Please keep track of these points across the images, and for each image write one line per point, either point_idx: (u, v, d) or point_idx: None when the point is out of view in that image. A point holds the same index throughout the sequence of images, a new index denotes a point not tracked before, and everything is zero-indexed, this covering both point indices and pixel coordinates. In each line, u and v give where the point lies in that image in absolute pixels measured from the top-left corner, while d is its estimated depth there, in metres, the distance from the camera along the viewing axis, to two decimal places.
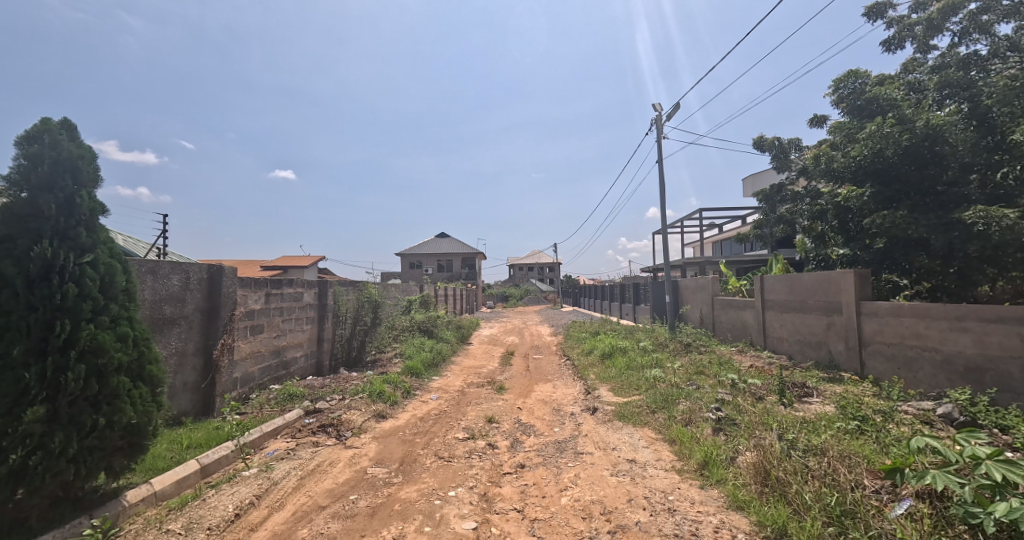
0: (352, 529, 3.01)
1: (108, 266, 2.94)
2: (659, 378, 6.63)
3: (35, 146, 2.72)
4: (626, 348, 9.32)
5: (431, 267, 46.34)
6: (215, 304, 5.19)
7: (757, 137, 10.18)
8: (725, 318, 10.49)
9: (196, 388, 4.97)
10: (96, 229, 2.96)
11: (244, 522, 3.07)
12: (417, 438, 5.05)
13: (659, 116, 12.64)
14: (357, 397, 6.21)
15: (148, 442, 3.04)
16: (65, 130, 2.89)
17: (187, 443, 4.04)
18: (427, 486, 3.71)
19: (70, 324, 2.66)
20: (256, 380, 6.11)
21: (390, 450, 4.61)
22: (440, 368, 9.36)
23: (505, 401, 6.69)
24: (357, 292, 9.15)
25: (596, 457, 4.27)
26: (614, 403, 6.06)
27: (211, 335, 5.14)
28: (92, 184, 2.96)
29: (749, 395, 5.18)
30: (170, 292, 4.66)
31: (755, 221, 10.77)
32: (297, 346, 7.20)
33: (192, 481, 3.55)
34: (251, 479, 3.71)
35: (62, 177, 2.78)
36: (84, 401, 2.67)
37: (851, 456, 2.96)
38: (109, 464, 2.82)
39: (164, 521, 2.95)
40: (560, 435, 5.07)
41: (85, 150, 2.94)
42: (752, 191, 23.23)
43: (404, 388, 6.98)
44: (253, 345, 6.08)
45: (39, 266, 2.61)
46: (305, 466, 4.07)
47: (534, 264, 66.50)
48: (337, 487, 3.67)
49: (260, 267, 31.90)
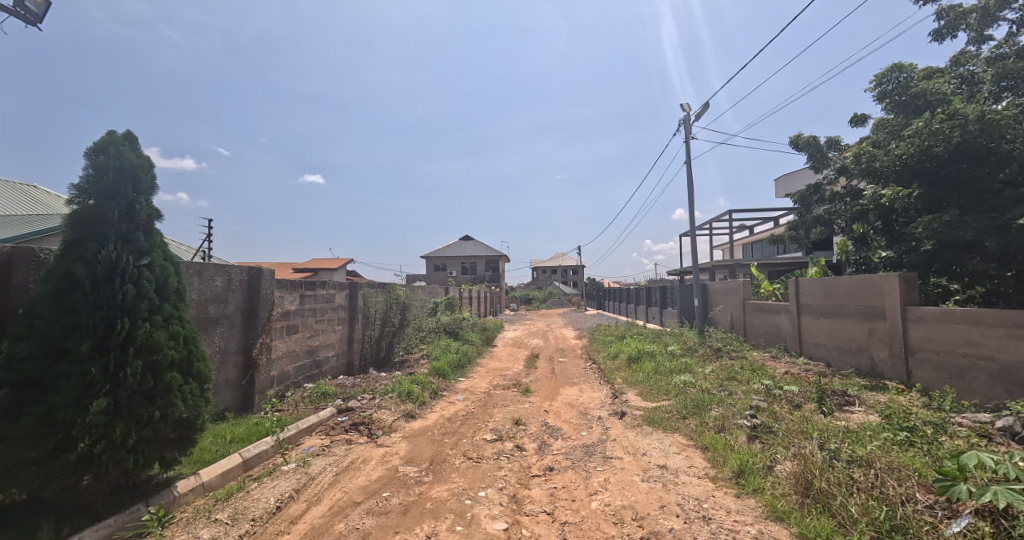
0: (386, 525, 3.09)
1: (163, 268, 3.13)
2: (690, 383, 6.49)
3: (101, 156, 2.93)
4: (654, 352, 9.17)
5: (456, 269, 46.88)
6: (255, 305, 5.43)
7: (792, 136, 9.88)
8: (757, 323, 10.16)
9: (237, 385, 5.19)
10: (153, 233, 3.14)
11: (284, 514, 3.19)
12: (446, 438, 5.12)
13: (687, 116, 12.39)
14: (386, 397, 6.36)
15: (196, 436, 3.19)
16: (128, 141, 3.09)
17: (231, 437, 4.22)
18: (457, 486, 3.76)
19: (128, 323, 2.82)
20: (291, 379, 6.33)
21: (420, 449, 4.69)
22: (465, 369, 9.47)
23: (531, 404, 6.69)
24: (385, 294, 9.40)
25: (625, 461, 4.23)
26: (642, 407, 5.97)
27: (250, 335, 5.37)
28: (150, 191, 3.15)
29: (785, 403, 5.02)
30: (215, 292, 4.88)
31: (790, 223, 10.44)
32: (329, 346, 7.43)
33: (235, 473, 3.72)
34: (289, 473, 3.85)
35: (123, 186, 2.96)
36: (141, 395, 2.84)
37: (900, 469, 2.84)
38: (162, 454, 2.98)
39: (212, 511, 3.09)
40: (588, 439, 5.05)
41: (145, 160, 3.14)
42: (786, 191, 22.53)
43: (432, 388, 7.10)
44: (289, 344, 6.30)
45: (103, 268, 2.79)
46: (340, 462, 4.20)
47: (559, 267, 66.34)
48: (370, 484, 3.77)
49: (292, 270, 32.95)
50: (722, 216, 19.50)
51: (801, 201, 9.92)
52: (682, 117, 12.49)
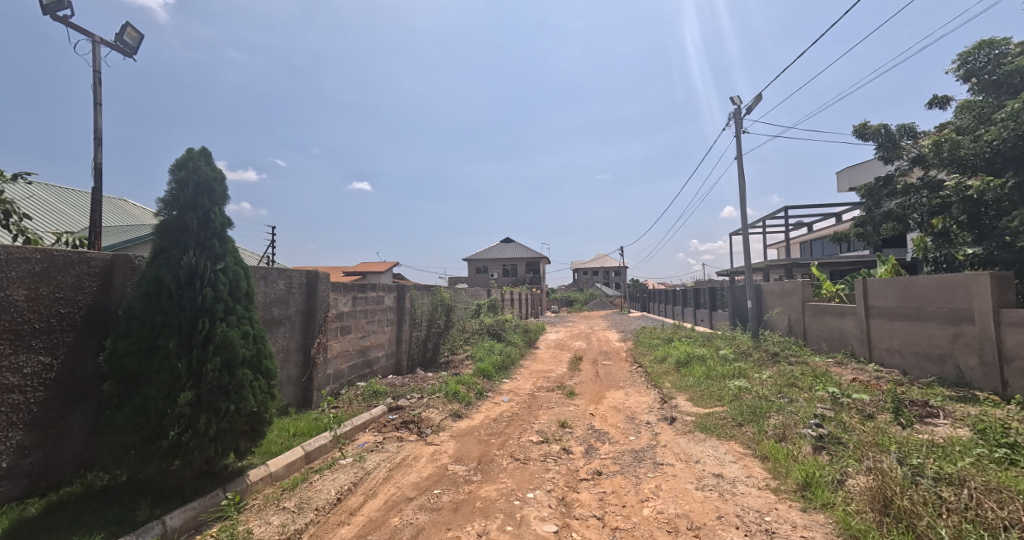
0: (439, 522, 3.17)
1: (235, 272, 3.37)
2: (744, 389, 6.20)
3: (182, 171, 3.21)
4: (704, 356, 8.83)
5: (498, 271, 47.25)
6: (312, 307, 5.74)
7: (858, 125, 9.18)
8: (818, 327, 9.56)
9: (297, 382, 5.50)
10: (227, 240, 3.40)
11: (344, 506, 3.35)
12: (493, 438, 5.18)
13: (738, 110, 11.86)
14: (434, 396, 6.52)
15: (266, 428, 3.42)
16: (204, 157, 3.37)
17: (294, 431, 4.48)
18: (506, 486, 3.79)
19: (207, 322, 3.07)
20: (345, 377, 6.63)
21: (468, 449, 4.78)
22: (509, 370, 9.53)
23: (576, 407, 6.64)
24: (431, 296, 9.64)
25: (677, 468, 4.11)
26: (694, 413, 5.77)
27: (309, 335, 5.67)
28: (224, 202, 3.41)
29: (855, 413, 4.69)
30: (278, 295, 5.20)
31: (856, 219, 9.72)
32: (379, 346, 7.71)
33: (299, 465, 3.94)
34: (347, 467, 4.04)
35: (202, 198, 3.24)
36: (219, 389, 3.08)
37: (999, 490, 2.60)
38: (238, 444, 3.22)
39: (281, 499, 3.30)
40: (637, 444, 4.94)
41: (219, 173, 3.40)
42: (850, 185, 21.07)
43: (477, 389, 7.20)
44: (343, 344, 6.60)
45: (185, 273, 3.06)
46: (393, 458, 4.35)
47: (602, 268, 65.35)
48: (421, 480, 3.88)
49: (342, 273, 34.44)
50: (777, 213, 18.51)
51: (868, 195, 9.22)
52: (732, 111, 11.98)
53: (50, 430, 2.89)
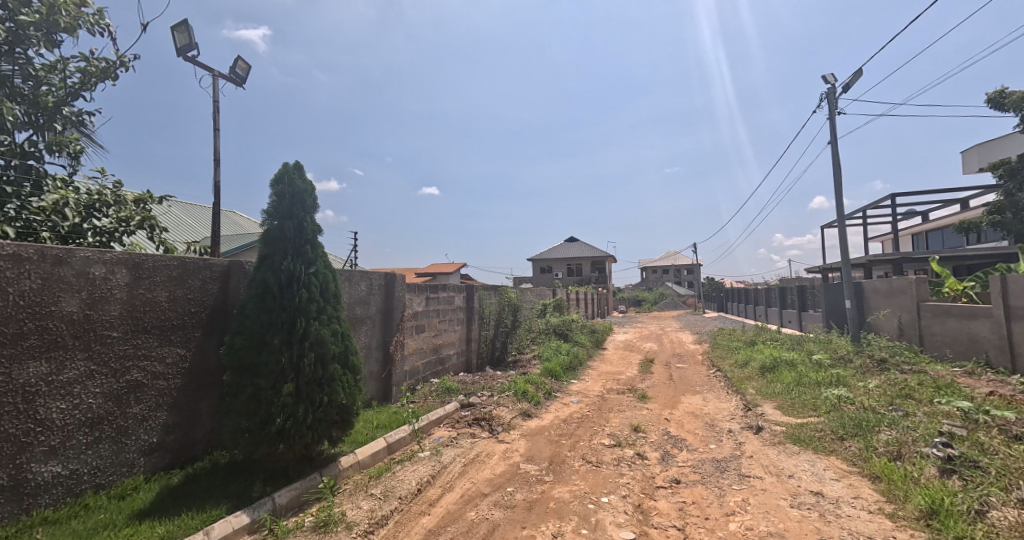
0: (514, 519, 3.20)
1: (325, 275, 3.65)
2: (844, 399, 5.60)
3: (279, 185, 3.54)
4: (792, 361, 8.12)
5: (563, 270, 46.91)
6: (390, 306, 6.06)
7: (993, 94, 8.00)
8: (939, 330, 8.39)
9: (378, 377, 5.83)
10: (318, 246, 3.69)
11: (424, 496, 3.50)
12: (564, 439, 5.14)
13: (832, 88, 10.75)
14: (504, 395, 6.61)
15: (354, 420, 3.67)
16: (297, 170, 3.68)
17: (377, 423, 4.77)
18: (579, 489, 3.74)
19: (303, 321, 3.35)
20: (420, 373, 6.93)
21: (540, 448, 4.78)
22: (577, 371, 9.41)
23: (649, 411, 6.39)
24: (498, 296, 9.79)
25: (767, 482, 3.80)
26: (783, 423, 5.31)
27: (387, 333, 6.00)
28: (315, 211, 3.71)
29: (993, 432, 4.03)
30: (360, 295, 5.55)
31: (992, 205, 8.40)
32: (450, 345, 7.96)
33: (382, 455, 4.19)
34: (425, 460, 4.22)
35: (296, 208, 3.54)
36: (315, 382, 3.36)
37: None
38: (330, 433, 3.48)
39: (368, 486, 3.52)
40: (718, 453, 4.65)
41: (310, 185, 3.70)
42: (980, 163, 18.20)
43: (545, 389, 7.19)
44: (417, 342, 6.90)
45: (284, 277, 3.37)
46: (467, 454, 4.47)
47: (673, 266, 62.50)
48: (495, 477, 3.95)
49: (414, 275, 36.09)
50: (880, 202, 16.52)
51: (1007, 175, 7.99)
52: (826, 90, 10.87)
53: (186, 412, 3.36)
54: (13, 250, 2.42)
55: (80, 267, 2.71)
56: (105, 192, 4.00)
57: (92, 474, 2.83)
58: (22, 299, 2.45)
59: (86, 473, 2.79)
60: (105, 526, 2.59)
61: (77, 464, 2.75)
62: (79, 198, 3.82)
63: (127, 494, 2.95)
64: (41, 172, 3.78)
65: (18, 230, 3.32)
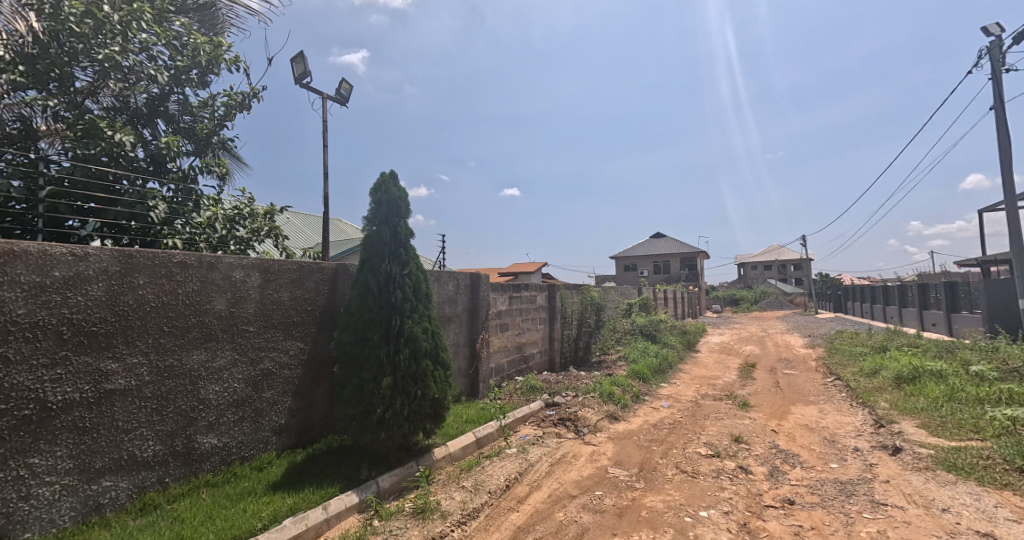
0: (604, 525, 3.08)
1: (418, 276, 3.81)
2: (1015, 421, 4.61)
3: (377, 193, 3.78)
4: (934, 372, 6.91)
5: (648, 269, 44.94)
6: (476, 305, 6.21)
7: None
8: None
9: (466, 373, 6.01)
10: (411, 249, 3.87)
11: (513, 493, 3.52)
12: (654, 445, 4.87)
13: (997, 42, 8.95)
14: (589, 396, 6.45)
15: (445, 413, 3.79)
16: (392, 178, 3.90)
17: (465, 418, 4.90)
18: (674, 500, 3.51)
19: (399, 320, 3.54)
20: (505, 371, 7.02)
21: (629, 453, 4.57)
22: (667, 374, 8.92)
23: (752, 421, 5.83)
24: (581, 295, 9.62)
25: (909, 514, 3.24)
26: (929, 444, 4.52)
27: (474, 331, 6.16)
28: (408, 216, 3.90)
29: None
30: (448, 295, 5.76)
31: None
32: (534, 343, 7.97)
33: (471, 449, 4.29)
34: (512, 457, 4.24)
35: (392, 214, 3.76)
36: (410, 376, 3.53)
37: None
38: (424, 425, 3.64)
39: (459, 478, 3.62)
40: (841, 473, 4.09)
41: (404, 191, 3.90)
42: None
43: (633, 392, 6.89)
44: (502, 340, 7.00)
45: (382, 278, 3.58)
46: (553, 454, 4.42)
47: (775, 263, 56.93)
48: (582, 480, 3.85)
49: (496, 274, 36.95)
50: None
51: None
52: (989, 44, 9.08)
53: (306, 398, 3.73)
54: (179, 258, 2.88)
55: (226, 272, 3.13)
56: (244, 205, 4.69)
57: (239, 447, 3.26)
58: (187, 299, 2.92)
59: (235, 446, 3.23)
60: (248, 492, 2.97)
61: (229, 438, 3.19)
62: (225, 212, 4.50)
63: (263, 466, 3.34)
64: (199, 193, 4.41)
65: (184, 241, 4.00)
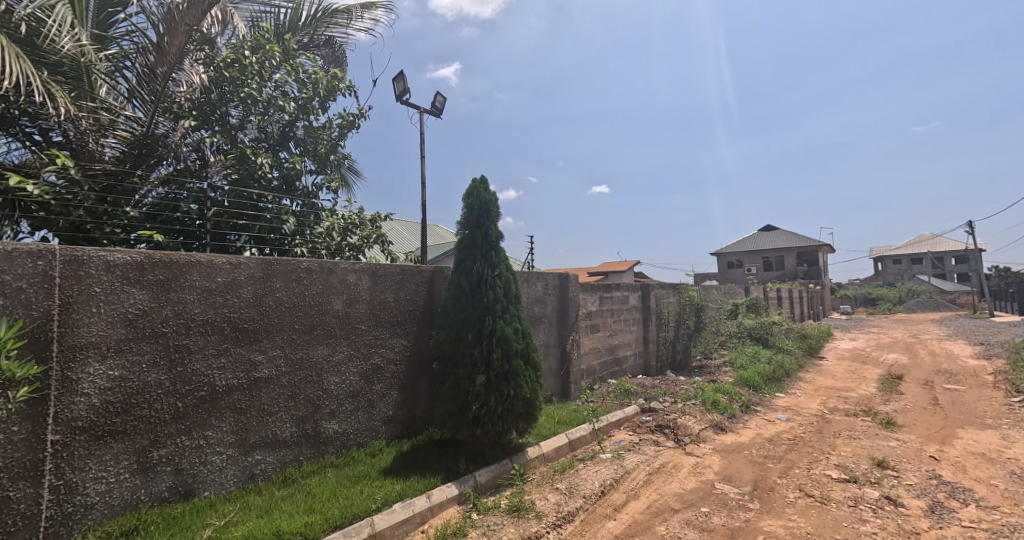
0: None
1: (508, 278, 3.77)
2: None
3: (470, 198, 3.83)
4: None
5: (755, 266, 40.91)
6: (565, 305, 6.06)
7: None
8: None
9: (557, 374, 5.88)
10: (502, 251, 3.85)
11: (609, 500, 3.30)
12: (771, 462, 4.29)
13: None
14: (690, 403, 5.93)
15: (537, 413, 3.70)
16: (483, 184, 3.92)
17: (557, 419, 4.77)
18: (799, 527, 3.02)
19: (491, 320, 3.52)
20: (597, 373, 6.76)
21: (739, 469, 4.08)
22: (783, 383, 7.92)
23: (898, 443, 4.89)
24: (678, 295, 8.96)
25: None
26: None
27: (564, 332, 6.01)
28: (498, 219, 3.88)
29: None
30: (537, 295, 5.68)
31: None
32: (627, 346, 7.58)
33: (564, 451, 4.14)
34: (607, 462, 4.01)
35: (483, 218, 3.77)
36: (502, 374, 3.50)
37: None
38: (517, 424, 3.58)
39: (553, 479, 3.50)
40: None
41: (495, 196, 3.90)
42: None
43: (742, 401, 6.20)
44: (593, 341, 6.75)
45: (475, 280, 3.60)
46: (651, 462, 4.09)
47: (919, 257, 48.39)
48: (686, 493, 3.50)
49: (586, 274, 36.28)
50: None
51: None
52: None
53: (409, 393, 3.88)
54: (306, 265, 3.14)
55: (343, 276, 3.35)
56: (354, 215, 4.98)
57: (356, 434, 3.47)
58: (313, 300, 3.17)
59: (353, 432, 3.45)
60: (364, 475, 3.15)
61: (348, 425, 3.42)
62: (340, 222, 4.86)
63: (376, 453, 3.52)
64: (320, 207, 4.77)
65: (309, 250, 4.42)
